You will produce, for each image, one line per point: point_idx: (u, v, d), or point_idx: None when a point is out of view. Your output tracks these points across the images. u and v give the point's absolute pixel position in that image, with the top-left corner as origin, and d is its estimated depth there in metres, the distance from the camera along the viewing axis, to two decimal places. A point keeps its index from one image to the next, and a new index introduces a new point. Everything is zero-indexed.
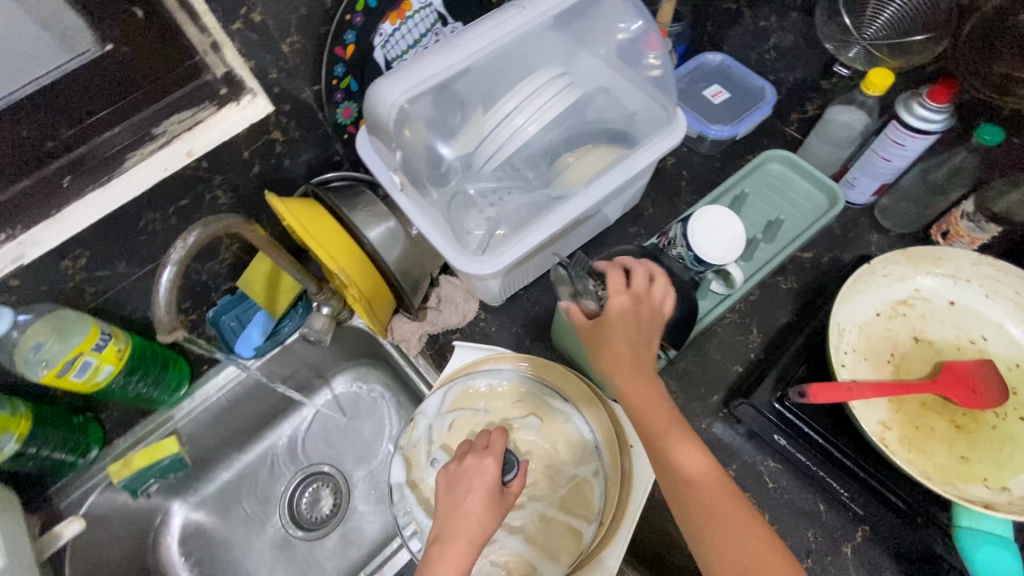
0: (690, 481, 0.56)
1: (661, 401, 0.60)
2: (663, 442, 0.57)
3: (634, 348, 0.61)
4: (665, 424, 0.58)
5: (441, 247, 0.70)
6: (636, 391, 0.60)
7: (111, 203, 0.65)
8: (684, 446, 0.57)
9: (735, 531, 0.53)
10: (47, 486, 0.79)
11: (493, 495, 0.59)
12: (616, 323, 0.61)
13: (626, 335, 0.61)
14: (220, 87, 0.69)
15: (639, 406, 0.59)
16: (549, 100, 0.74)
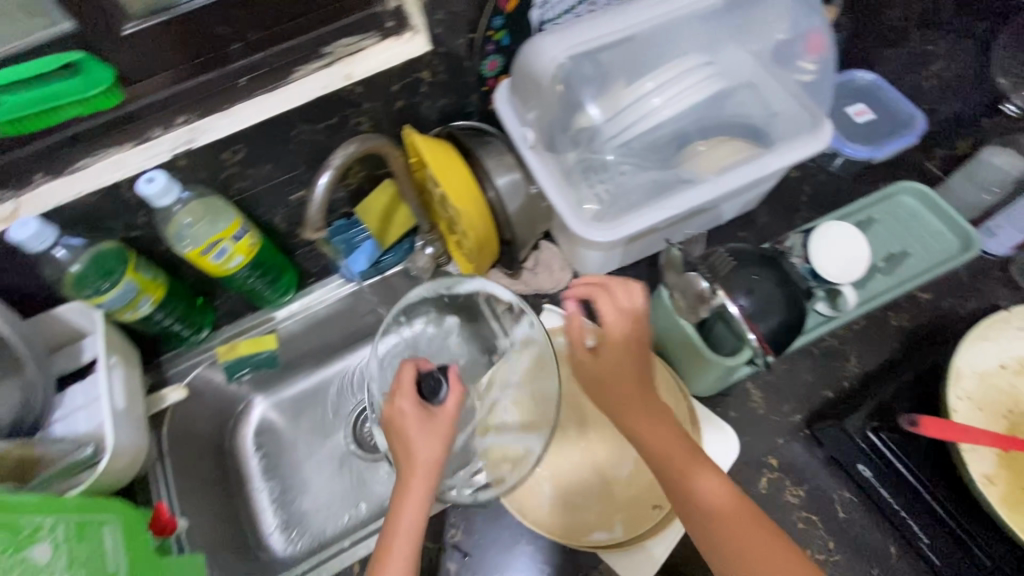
0: (701, 500, 0.57)
1: (665, 420, 0.62)
2: (673, 459, 0.59)
3: (613, 351, 0.63)
4: (672, 442, 0.60)
5: (561, 209, 0.71)
6: (637, 407, 0.62)
7: (274, 109, 0.71)
8: (699, 472, 0.59)
9: (746, 549, 0.55)
10: (160, 353, 0.87)
11: (421, 472, 0.60)
12: (606, 340, 0.64)
13: (604, 343, 0.64)
14: (387, 19, 0.73)
15: (635, 419, 0.62)
16: (694, 85, 0.73)
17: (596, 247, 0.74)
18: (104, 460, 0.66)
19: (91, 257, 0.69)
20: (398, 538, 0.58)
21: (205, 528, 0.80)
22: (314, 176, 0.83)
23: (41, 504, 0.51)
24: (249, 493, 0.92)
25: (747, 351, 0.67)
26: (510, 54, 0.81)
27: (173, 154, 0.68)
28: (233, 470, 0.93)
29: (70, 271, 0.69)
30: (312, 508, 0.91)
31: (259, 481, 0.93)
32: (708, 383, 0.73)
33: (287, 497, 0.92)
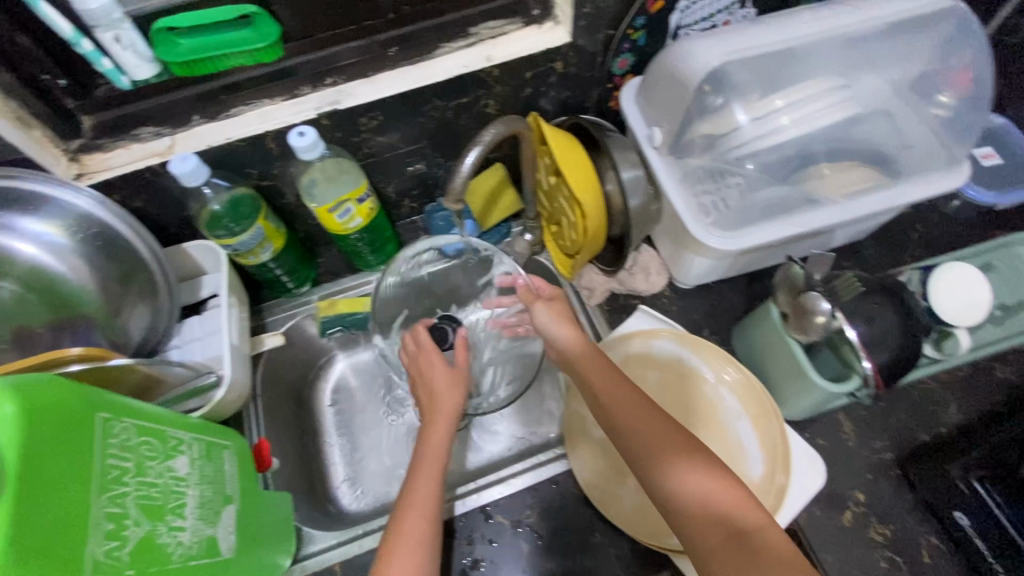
0: (675, 474, 0.57)
1: (643, 410, 0.63)
2: (654, 445, 0.59)
3: (592, 363, 0.68)
4: (655, 428, 0.61)
5: (683, 215, 0.71)
6: (617, 401, 0.64)
7: (416, 81, 0.73)
8: (673, 455, 0.58)
9: (727, 513, 0.54)
10: (261, 300, 0.91)
11: (439, 415, 0.72)
12: (572, 355, 0.70)
13: (586, 359, 0.69)
14: (534, 7, 0.74)
15: (622, 414, 0.63)
16: (827, 107, 0.73)
17: (707, 255, 0.74)
18: (219, 390, 0.71)
19: (226, 198, 0.73)
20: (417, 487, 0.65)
21: (286, 472, 0.84)
22: (433, 150, 0.85)
23: (181, 421, 0.54)
24: (322, 444, 0.96)
25: (855, 379, 0.66)
26: (642, 54, 0.81)
27: (318, 113, 0.71)
28: (309, 421, 0.97)
29: (206, 207, 0.73)
30: (378, 470, 0.94)
31: (332, 435, 0.97)
32: (804, 407, 0.73)
33: (356, 455, 0.95)
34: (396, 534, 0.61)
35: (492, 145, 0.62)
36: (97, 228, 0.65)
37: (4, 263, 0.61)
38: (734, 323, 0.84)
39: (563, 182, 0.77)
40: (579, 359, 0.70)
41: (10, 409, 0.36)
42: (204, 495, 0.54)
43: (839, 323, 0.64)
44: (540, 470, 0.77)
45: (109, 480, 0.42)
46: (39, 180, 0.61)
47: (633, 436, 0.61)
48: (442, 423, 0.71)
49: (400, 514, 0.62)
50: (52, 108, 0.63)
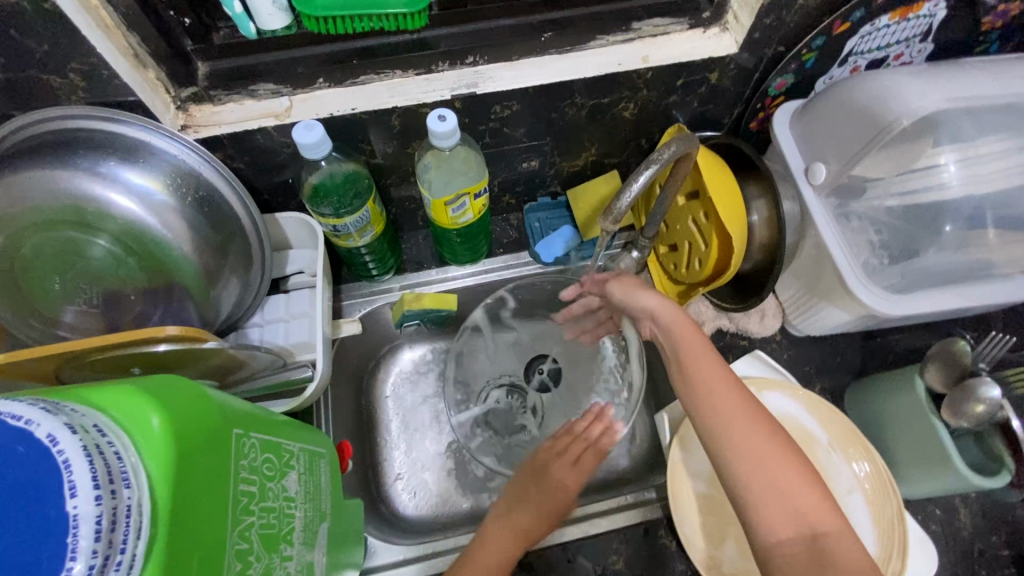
0: (751, 462, 0.51)
1: (733, 391, 0.55)
2: (727, 414, 0.54)
3: (687, 333, 0.60)
4: (741, 412, 0.54)
5: (839, 262, 0.65)
6: (703, 374, 0.56)
7: (563, 73, 0.65)
8: (738, 414, 0.54)
9: (803, 515, 0.49)
10: (341, 281, 0.84)
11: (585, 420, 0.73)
12: (665, 326, 0.62)
13: (678, 327, 0.61)
14: (705, 8, 0.65)
15: (705, 390, 0.56)
16: (998, 171, 0.64)
17: (848, 310, 0.68)
18: (311, 385, 0.64)
19: (341, 171, 0.68)
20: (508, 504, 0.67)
21: (351, 475, 0.77)
22: (552, 149, 0.78)
23: (287, 428, 0.48)
24: (380, 441, 0.86)
25: (1002, 473, 0.61)
26: (803, 76, 0.73)
27: (453, 95, 0.63)
28: (367, 413, 0.87)
29: (312, 179, 0.67)
30: (439, 477, 0.85)
31: (391, 431, 0.87)
32: (924, 490, 0.67)
33: (416, 456, 0.86)
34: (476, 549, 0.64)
35: (654, 176, 0.58)
36: (202, 188, 0.57)
37: (100, 218, 0.53)
38: (849, 381, 0.78)
39: (699, 207, 0.71)
40: (670, 327, 0.61)
41: (161, 428, 0.30)
42: (308, 515, 0.47)
43: (1004, 412, 0.61)
44: (629, 512, 0.71)
45: (239, 510, 0.36)
46: (147, 128, 0.54)
47: (710, 415, 0.54)
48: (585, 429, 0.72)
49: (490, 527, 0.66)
50: (170, 48, 0.56)
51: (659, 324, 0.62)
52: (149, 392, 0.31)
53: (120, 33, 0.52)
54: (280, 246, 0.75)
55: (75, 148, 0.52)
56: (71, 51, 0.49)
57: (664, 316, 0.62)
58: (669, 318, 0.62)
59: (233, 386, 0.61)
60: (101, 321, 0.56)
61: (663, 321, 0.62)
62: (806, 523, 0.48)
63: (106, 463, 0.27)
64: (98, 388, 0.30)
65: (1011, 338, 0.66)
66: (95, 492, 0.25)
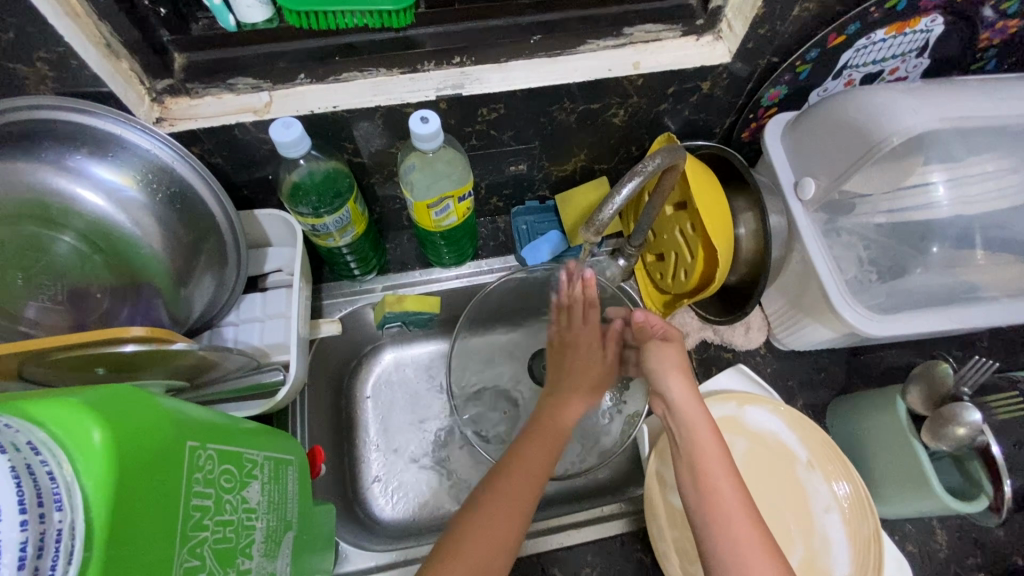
0: None
1: (749, 519, 0.53)
2: (733, 538, 0.52)
3: (707, 442, 0.57)
4: (752, 541, 0.52)
5: (823, 275, 0.64)
6: (719, 496, 0.54)
7: (552, 77, 0.63)
8: (743, 538, 0.52)
9: None
10: (322, 280, 0.83)
11: (582, 388, 0.67)
12: (686, 426, 0.58)
13: (699, 433, 0.57)
14: (699, 15, 0.64)
15: (719, 514, 0.53)
16: (987, 192, 0.63)
17: (832, 327, 0.68)
18: (283, 389, 0.63)
19: (320, 170, 0.67)
20: (510, 481, 0.58)
21: (325, 477, 0.75)
22: (541, 153, 0.76)
23: (252, 437, 0.46)
24: (358, 441, 0.85)
25: (981, 498, 0.61)
26: (797, 88, 0.72)
27: (438, 96, 0.62)
28: (346, 414, 0.86)
29: (292, 176, 0.66)
30: (416, 482, 0.84)
31: (369, 433, 0.86)
32: (903, 511, 0.66)
33: (394, 460, 0.85)
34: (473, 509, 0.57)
35: (641, 186, 0.57)
36: (175, 184, 0.56)
37: (63, 214, 0.52)
38: (832, 398, 0.77)
39: (686, 218, 0.70)
40: (691, 430, 0.58)
41: (103, 445, 0.29)
42: (271, 525, 0.46)
43: (984, 438, 0.60)
44: (605, 525, 0.70)
45: (190, 526, 0.35)
46: (118, 121, 0.52)
47: (720, 539, 0.52)
48: (580, 397, 0.66)
49: (489, 494, 0.57)
50: (144, 39, 0.54)
51: (679, 423, 0.59)
52: (92, 407, 0.29)
53: (92, 22, 0.50)
54: (258, 243, 0.73)
55: (42, 140, 0.50)
56: (38, 38, 0.47)
57: (684, 417, 0.59)
58: (690, 420, 0.58)
59: (205, 386, 0.60)
60: (66, 318, 0.54)
61: (683, 421, 0.59)
62: None
63: (36, 484, 0.25)
64: (38, 401, 0.28)
65: (992, 362, 0.64)
66: (21, 517, 0.24)
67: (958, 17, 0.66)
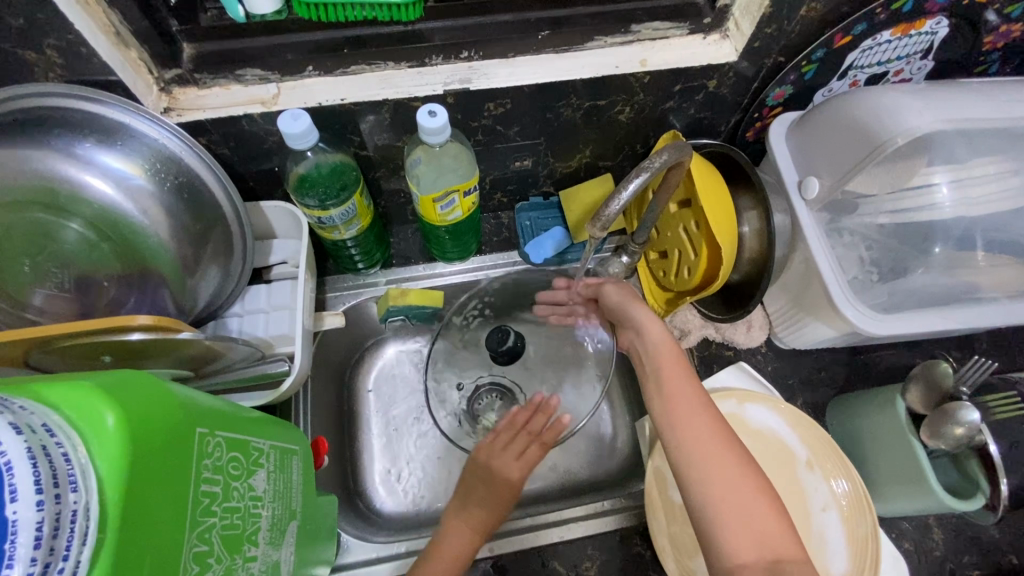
0: (721, 487, 0.51)
1: (708, 418, 0.56)
2: (695, 431, 0.55)
3: (674, 367, 0.59)
4: (714, 438, 0.54)
5: (824, 271, 0.65)
6: (680, 398, 0.57)
7: (558, 73, 0.63)
8: (700, 424, 0.55)
9: (771, 541, 0.50)
10: (326, 273, 0.83)
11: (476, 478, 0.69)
12: (647, 340, 0.62)
13: (660, 342, 0.61)
14: (706, 13, 0.64)
15: (680, 412, 0.56)
16: (991, 193, 0.63)
17: (833, 326, 0.68)
18: (288, 380, 0.63)
19: (328, 162, 0.67)
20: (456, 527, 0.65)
21: (326, 468, 0.76)
22: (546, 149, 0.77)
23: (258, 426, 0.47)
24: (359, 433, 0.85)
25: (977, 496, 0.61)
26: (802, 88, 0.72)
27: (445, 90, 0.62)
28: (348, 406, 0.86)
29: (298, 169, 0.66)
30: (417, 473, 0.84)
31: (370, 425, 0.86)
32: (903, 508, 0.67)
33: (394, 453, 0.85)
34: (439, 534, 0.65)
35: (646, 185, 0.57)
36: (181, 173, 0.56)
37: (72, 200, 0.52)
38: (832, 397, 0.78)
39: (690, 216, 0.71)
40: (653, 345, 0.61)
41: (116, 428, 0.29)
42: (276, 514, 0.46)
43: (982, 436, 0.61)
44: (605, 520, 0.71)
45: (199, 512, 0.35)
46: (126, 109, 0.53)
47: (681, 435, 0.55)
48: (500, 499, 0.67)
49: (440, 535, 0.65)
50: (154, 29, 0.54)
51: (642, 341, 0.63)
52: (106, 391, 0.30)
53: (101, 10, 0.50)
54: (263, 235, 0.73)
55: (49, 127, 0.51)
56: (48, 26, 0.47)
57: (647, 333, 0.62)
58: (650, 332, 0.62)
59: (208, 376, 0.59)
60: (73, 305, 0.55)
61: (646, 337, 0.62)
62: (769, 550, 0.49)
63: (52, 466, 0.26)
64: (52, 384, 0.29)
65: (993, 363, 0.66)
66: (37, 497, 0.24)
67: (963, 19, 0.66)
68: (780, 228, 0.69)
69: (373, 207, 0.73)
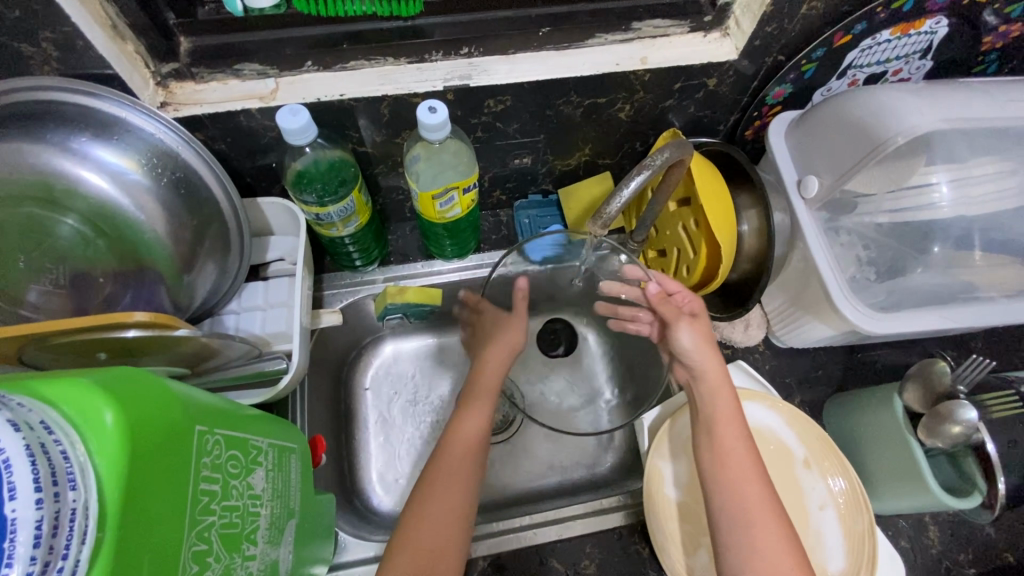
0: (762, 553, 0.54)
1: (760, 482, 0.58)
2: (747, 493, 0.57)
3: (732, 427, 0.61)
4: (763, 505, 0.56)
5: (822, 269, 0.65)
6: (734, 458, 0.59)
7: (559, 70, 0.63)
8: (753, 487, 0.57)
9: None
10: (323, 270, 0.82)
11: (481, 397, 0.70)
12: (707, 391, 0.64)
13: (720, 397, 0.63)
14: (707, 11, 0.64)
15: (734, 472, 0.58)
16: (990, 192, 0.63)
17: (831, 325, 0.68)
18: (286, 377, 0.62)
19: (327, 159, 0.66)
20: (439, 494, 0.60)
21: (324, 467, 0.75)
22: (545, 146, 0.76)
23: (256, 423, 0.46)
24: (356, 431, 0.85)
25: (974, 495, 0.62)
26: (801, 87, 0.72)
27: (446, 86, 0.61)
28: (345, 404, 0.86)
29: (296, 165, 0.65)
30: (415, 472, 0.83)
31: (368, 423, 0.86)
32: (900, 506, 0.67)
33: (392, 451, 0.85)
34: (416, 513, 0.58)
35: (647, 183, 0.57)
36: (178, 169, 0.56)
37: (67, 195, 0.52)
38: (829, 395, 0.78)
39: (690, 214, 0.71)
40: (715, 398, 0.63)
41: (115, 425, 0.29)
42: (275, 512, 0.46)
43: (980, 435, 0.61)
44: (605, 520, 0.71)
45: (198, 510, 0.35)
46: (123, 104, 0.52)
47: (730, 494, 0.57)
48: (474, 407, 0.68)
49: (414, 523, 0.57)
50: (150, 22, 0.53)
51: (702, 391, 0.64)
52: (104, 388, 0.29)
53: (97, 2, 0.49)
54: (261, 232, 0.73)
55: (45, 121, 0.50)
56: (43, 18, 0.46)
57: (709, 383, 0.64)
58: (713, 383, 0.64)
59: (206, 373, 0.59)
60: (68, 302, 0.54)
61: (705, 388, 0.64)
62: None
63: (50, 463, 0.25)
64: (49, 381, 0.28)
65: (989, 361, 0.67)
66: (36, 494, 0.24)
67: (962, 19, 0.67)
68: (780, 226, 0.69)
69: (372, 204, 0.73)
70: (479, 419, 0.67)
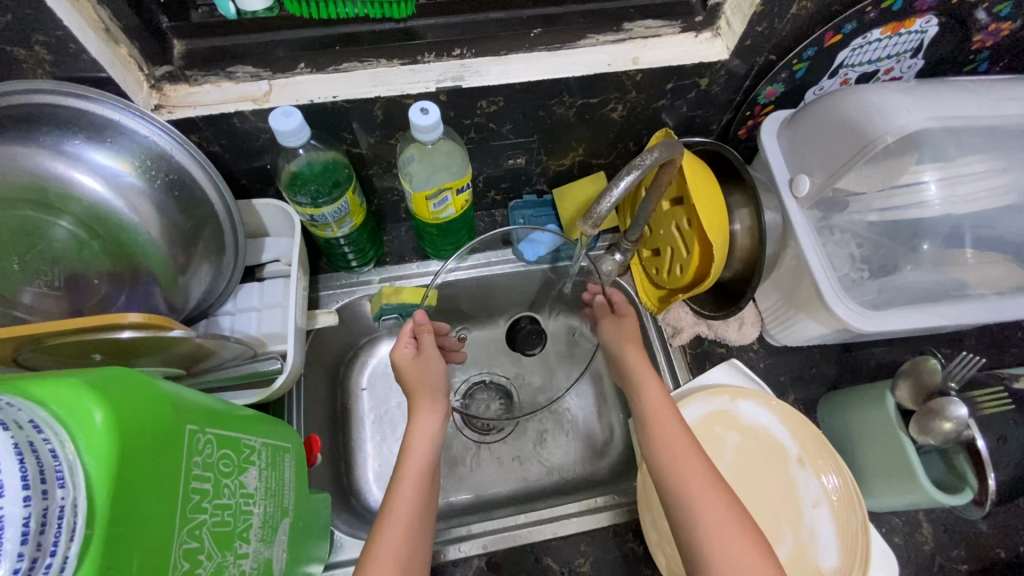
0: (708, 520, 0.54)
1: (694, 452, 0.58)
2: (680, 466, 0.57)
3: (661, 406, 0.62)
4: (701, 473, 0.57)
5: (814, 268, 0.65)
6: (666, 436, 0.60)
7: (551, 71, 0.63)
8: (688, 458, 0.58)
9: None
10: (319, 271, 0.83)
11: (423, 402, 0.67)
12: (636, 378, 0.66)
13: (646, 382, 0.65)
14: (698, 12, 0.64)
15: (665, 448, 0.59)
16: (980, 191, 0.64)
17: (824, 323, 0.69)
18: (280, 378, 0.63)
19: (320, 160, 0.67)
20: (394, 510, 0.58)
21: (319, 467, 0.76)
22: (539, 147, 0.77)
23: (250, 423, 0.47)
24: (353, 431, 0.85)
25: (966, 491, 0.62)
26: (793, 86, 0.73)
27: (438, 87, 0.62)
28: (342, 404, 0.86)
29: (290, 167, 0.66)
30: None
31: (365, 423, 0.86)
32: (891, 504, 0.67)
33: (389, 450, 0.85)
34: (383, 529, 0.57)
35: (638, 182, 0.58)
36: (172, 171, 0.56)
37: (62, 199, 0.52)
38: (823, 393, 0.78)
39: (683, 213, 0.71)
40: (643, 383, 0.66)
41: (104, 425, 0.29)
42: (267, 511, 0.46)
43: (970, 432, 0.62)
44: (599, 518, 0.71)
45: (189, 509, 0.35)
46: (116, 106, 0.52)
47: (666, 469, 0.58)
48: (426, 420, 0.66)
49: (383, 530, 0.57)
50: (144, 26, 0.53)
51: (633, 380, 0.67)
52: (94, 388, 0.30)
53: (91, 6, 0.50)
54: (256, 233, 0.73)
55: (38, 125, 0.50)
56: (36, 22, 0.46)
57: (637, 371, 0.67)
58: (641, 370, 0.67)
59: (202, 373, 0.59)
60: (62, 303, 0.54)
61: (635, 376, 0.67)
62: None
63: (38, 462, 0.26)
64: (39, 381, 0.29)
65: (980, 359, 0.67)
66: (25, 492, 0.24)
67: (952, 18, 0.67)
68: (772, 225, 0.69)
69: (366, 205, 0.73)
70: (432, 422, 0.66)
